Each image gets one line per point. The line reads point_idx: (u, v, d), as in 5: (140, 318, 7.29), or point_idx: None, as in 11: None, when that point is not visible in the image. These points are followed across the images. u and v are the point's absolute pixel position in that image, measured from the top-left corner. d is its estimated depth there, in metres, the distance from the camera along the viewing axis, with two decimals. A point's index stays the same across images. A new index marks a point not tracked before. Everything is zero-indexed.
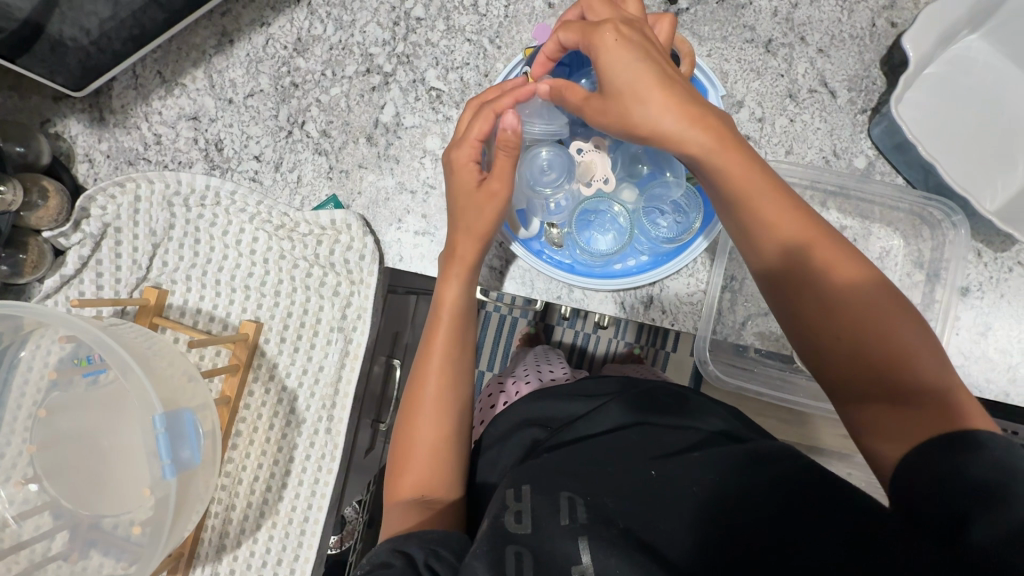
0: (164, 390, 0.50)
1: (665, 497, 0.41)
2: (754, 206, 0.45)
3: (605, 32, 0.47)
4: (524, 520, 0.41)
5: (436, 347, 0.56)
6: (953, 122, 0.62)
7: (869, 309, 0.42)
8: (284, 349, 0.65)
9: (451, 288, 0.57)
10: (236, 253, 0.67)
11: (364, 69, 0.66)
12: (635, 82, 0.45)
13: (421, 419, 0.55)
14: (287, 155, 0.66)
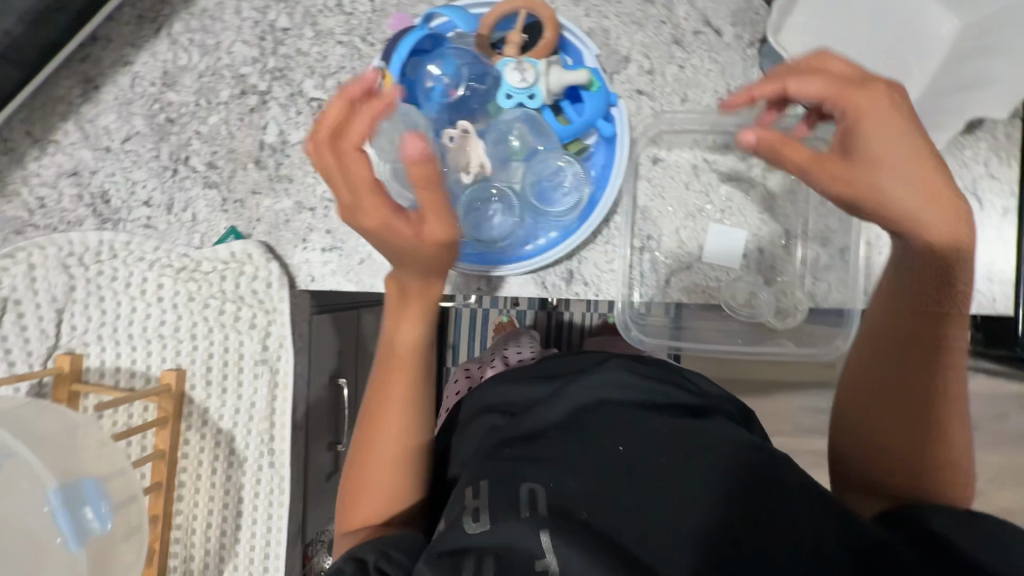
0: (61, 463, 0.48)
1: (632, 472, 0.42)
2: (916, 286, 0.46)
3: (881, 86, 0.42)
4: (478, 519, 0.40)
5: (393, 389, 0.54)
6: (844, 38, 0.61)
7: (952, 415, 0.47)
8: (211, 392, 0.63)
9: (405, 328, 0.53)
10: (144, 303, 0.63)
11: (238, 92, 0.63)
12: (904, 154, 0.41)
13: (382, 449, 0.53)
14: (177, 195, 0.63)
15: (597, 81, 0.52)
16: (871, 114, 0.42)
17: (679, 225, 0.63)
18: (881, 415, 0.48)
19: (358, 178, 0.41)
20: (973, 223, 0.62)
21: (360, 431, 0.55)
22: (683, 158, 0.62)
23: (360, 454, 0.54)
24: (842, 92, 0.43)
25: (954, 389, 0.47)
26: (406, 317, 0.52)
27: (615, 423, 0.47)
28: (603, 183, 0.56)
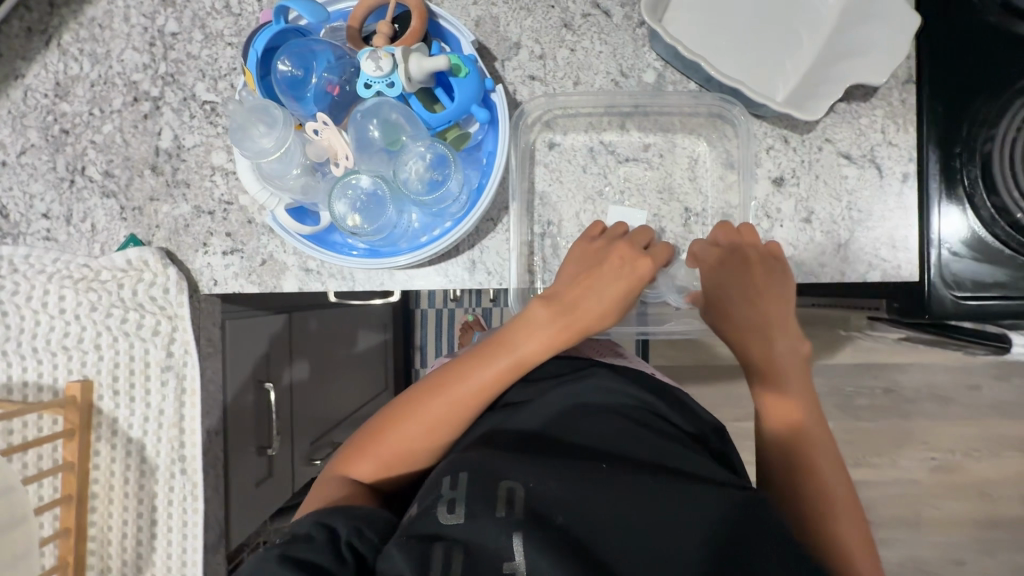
0: None
1: (616, 482, 0.43)
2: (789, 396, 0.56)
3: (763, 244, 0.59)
4: (456, 510, 0.41)
5: (477, 384, 0.52)
6: (730, 14, 0.60)
7: (834, 485, 0.51)
8: (119, 402, 0.63)
9: (531, 344, 0.53)
10: (47, 316, 0.63)
11: (131, 99, 0.63)
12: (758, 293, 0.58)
13: (423, 416, 0.52)
14: (75, 205, 0.63)
15: (465, 65, 0.50)
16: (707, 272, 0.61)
17: (578, 209, 0.63)
18: (786, 492, 0.52)
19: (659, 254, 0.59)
20: (874, 191, 0.61)
21: (418, 391, 0.53)
22: (579, 141, 0.62)
23: (401, 410, 0.53)
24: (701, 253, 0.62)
25: (826, 456, 0.53)
26: (537, 334, 0.53)
27: (605, 437, 0.48)
28: (488, 169, 0.55)
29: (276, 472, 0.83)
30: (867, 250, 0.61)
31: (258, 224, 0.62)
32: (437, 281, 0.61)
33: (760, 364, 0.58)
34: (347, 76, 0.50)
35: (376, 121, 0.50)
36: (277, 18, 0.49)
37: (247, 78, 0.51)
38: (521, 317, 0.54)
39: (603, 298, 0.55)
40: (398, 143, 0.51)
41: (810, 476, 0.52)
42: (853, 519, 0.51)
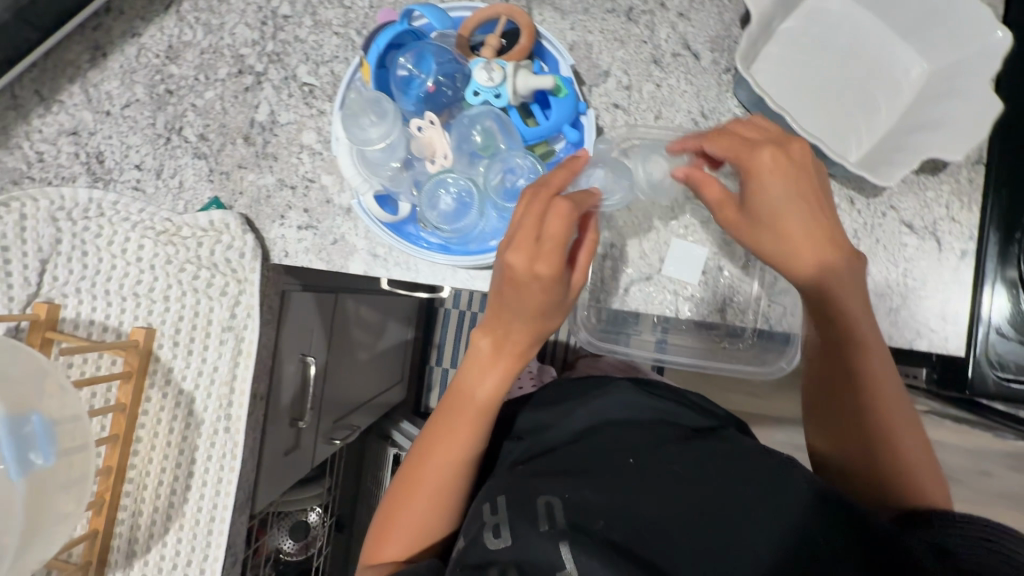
0: (13, 397, 0.51)
1: (640, 481, 0.50)
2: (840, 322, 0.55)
3: (763, 159, 0.52)
4: (501, 534, 0.47)
5: (456, 438, 0.58)
6: (815, 74, 0.63)
7: (898, 417, 0.55)
8: (178, 353, 0.65)
9: (487, 384, 0.58)
10: (123, 261, 0.66)
11: (236, 70, 0.66)
12: (779, 209, 0.53)
13: (427, 483, 0.58)
14: (167, 161, 0.66)
15: (565, 87, 0.54)
16: (763, 185, 0.53)
17: (642, 237, 0.64)
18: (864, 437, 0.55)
19: (552, 235, 0.46)
20: (932, 262, 0.63)
21: (409, 467, 0.59)
22: (651, 172, 0.64)
23: (404, 488, 0.59)
24: (738, 152, 0.53)
25: (886, 381, 0.55)
26: (488, 371, 0.57)
27: (626, 443, 0.56)
28: (570, 186, 0.57)
29: (301, 445, 0.86)
30: (917, 318, 0.63)
31: (336, 205, 0.65)
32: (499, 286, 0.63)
33: (818, 293, 0.54)
34: (455, 82, 0.52)
35: (477, 127, 0.54)
36: (399, 20, 0.52)
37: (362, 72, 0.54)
38: (467, 367, 0.59)
39: (530, 318, 0.52)
40: (491, 149, 0.55)
41: (875, 420, 0.55)
42: (919, 444, 0.55)
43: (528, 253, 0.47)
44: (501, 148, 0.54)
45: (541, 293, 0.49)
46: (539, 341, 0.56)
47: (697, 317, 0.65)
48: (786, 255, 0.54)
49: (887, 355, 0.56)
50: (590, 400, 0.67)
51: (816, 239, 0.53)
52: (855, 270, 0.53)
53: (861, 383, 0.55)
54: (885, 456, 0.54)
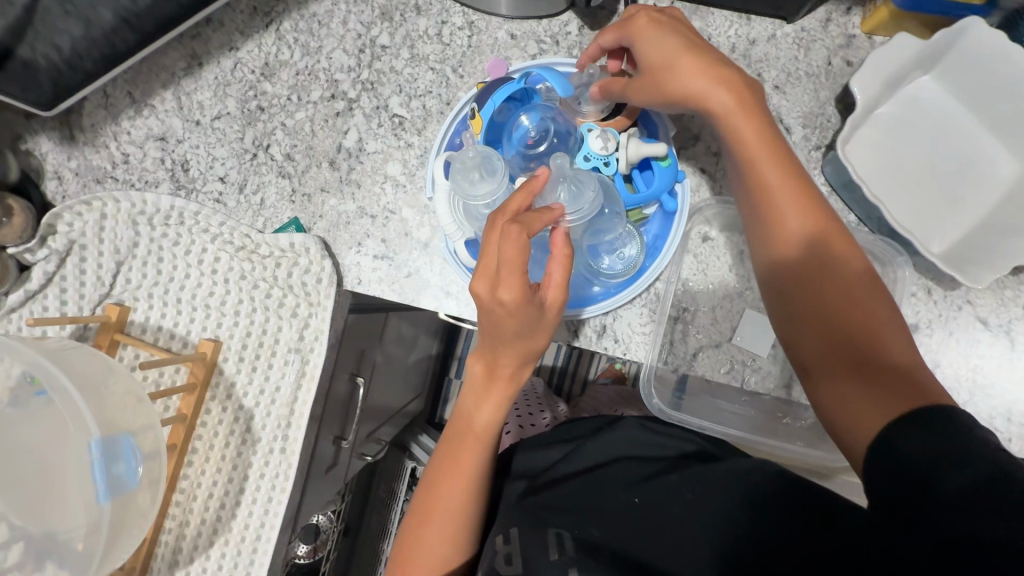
0: (104, 412, 0.52)
1: (641, 523, 0.56)
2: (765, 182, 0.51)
3: (639, 19, 0.54)
4: (513, 562, 0.56)
5: (459, 471, 0.59)
6: (904, 162, 0.63)
7: (848, 281, 0.49)
8: (241, 368, 0.67)
9: (485, 413, 0.57)
10: (198, 272, 0.67)
11: (328, 95, 0.67)
12: (668, 52, 0.51)
13: (439, 510, 0.60)
14: (251, 177, 0.66)
15: (670, 157, 0.57)
16: (648, 47, 0.53)
17: (716, 303, 0.65)
18: (816, 331, 0.49)
19: (511, 259, 0.46)
20: (1004, 362, 0.62)
21: (422, 497, 0.61)
22: (731, 241, 0.64)
23: (418, 516, 0.61)
24: (619, 32, 0.55)
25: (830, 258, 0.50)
26: (484, 399, 0.57)
27: (633, 483, 0.61)
28: (652, 253, 0.62)
29: (338, 462, 0.86)
30: (983, 416, 0.62)
31: (413, 238, 0.64)
32: (567, 337, 0.61)
33: (740, 143, 0.51)
34: (546, 134, 0.58)
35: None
36: (517, 80, 0.58)
37: (472, 123, 0.59)
38: (466, 394, 0.58)
39: (510, 341, 0.51)
40: None
41: (829, 304, 0.49)
42: (888, 319, 0.48)
43: (490, 278, 0.48)
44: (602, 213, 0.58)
45: (515, 320, 0.49)
46: (529, 363, 0.54)
47: (760, 389, 0.66)
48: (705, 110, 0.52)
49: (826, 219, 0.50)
50: (597, 435, 0.71)
51: (719, 80, 0.51)
52: (775, 139, 0.51)
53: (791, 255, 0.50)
54: (852, 349, 0.47)
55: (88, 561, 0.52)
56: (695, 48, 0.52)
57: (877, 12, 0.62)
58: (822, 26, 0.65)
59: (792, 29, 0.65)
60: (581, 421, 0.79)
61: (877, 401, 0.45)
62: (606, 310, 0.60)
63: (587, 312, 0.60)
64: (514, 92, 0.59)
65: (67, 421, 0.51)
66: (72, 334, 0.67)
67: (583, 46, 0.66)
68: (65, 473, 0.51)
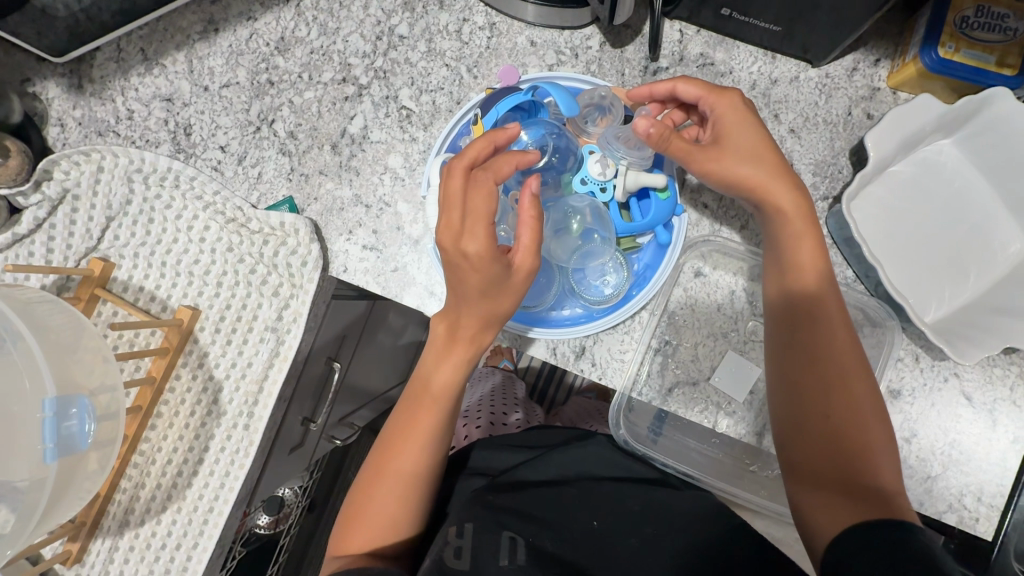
0: (63, 373, 0.52)
1: (595, 545, 0.56)
2: (799, 279, 0.53)
3: (731, 95, 0.54)
4: (462, 557, 0.54)
5: (418, 428, 0.59)
6: (911, 224, 0.62)
7: (854, 379, 0.51)
8: (216, 339, 0.66)
9: (446, 373, 0.57)
10: (186, 238, 0.66)
11: (340, 78, 0.66)
12: (750, 141, 0.53)
13: (393, 470, 0.58)
14: (252, 150, 0.66)
15: (670, 190, 0.58)
16: (733, 126, 0.54)
17: (700, 340, 0.63)
18: (827, 422, 0.50)
19: (474, 210, 0.47)
20: (982, 440, 0.60)
21: (374, 458, 0.60)
22: (724, 280, 0.63)
23: (374, 472, 0.59)
24: (708, 92, 0.55)
25: (847, 358, 0.52)
26: (445, 359, 0.56)
27: (593, 503, 0.61)
28: (640, 281, 0.61)
29: (305, 442, 0.86)
30: (953, 491, 0.60)
31: (405, 233, 0.64)
32: (542, 352, 0.60)
33: (784, 236, 0.53)
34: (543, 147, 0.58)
35: (574, 216, 0.58)
36: (527, 91, 0.59)
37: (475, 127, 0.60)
38: (428, 354, 0.58)
39: (476, 298, 0.51)
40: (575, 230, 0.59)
41: (835, 395, 0.51)
42: (881, 426, 0.50)
43: (455, 230, 0.48)
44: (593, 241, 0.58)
45: (477, 274, 0.49)
46: (493, 328, 0.54)
47: (736, 433, 0.64)
48: (759, 201, 0.54)
49: (845, 321, 0.53)
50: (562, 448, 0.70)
51: (782, 182, 0.53)
52: (816, 236, 0.53)
53: (812, 352, 0.52)
54: (844, 450, 0.49)
55: (26, 519, 0.51)
56: (768, 146, 0.54)
57: (905, 68, 0.60)
58: (847, 75, 0.63)
59: (816, 73, 0.64)
60: (549, 431, 0.78)
61: (861, 510, 0.46)
62: (554, 338, 0.59)
63: (533, 331, 0.59)
64: (522, 103, 0.60)
65: (28, 374, 0.52)
66: (53, 283, 0.67)
67: (602, 63, 0.65)
68: (27, 423, 0.52)
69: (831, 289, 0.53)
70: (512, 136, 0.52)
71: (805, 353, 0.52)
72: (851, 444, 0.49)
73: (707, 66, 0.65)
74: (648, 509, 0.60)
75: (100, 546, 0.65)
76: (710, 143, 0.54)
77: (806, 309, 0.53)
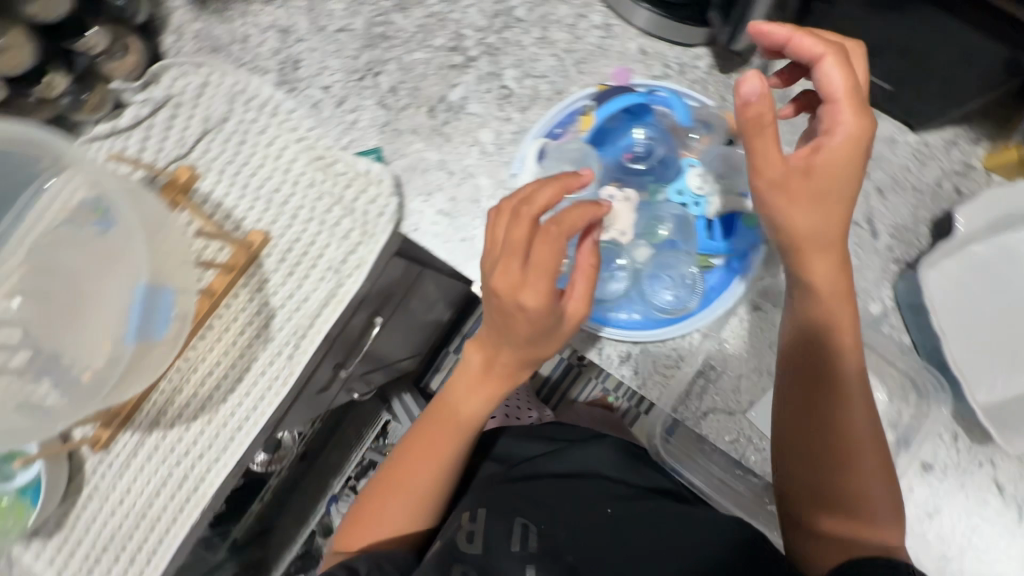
0: (159, 265, 0.58)
1: (610, 530, 0.61)
2: (831, 366, 0.55)
3: (864, 123, 0.50)
4: (474, 542, 0.59)
5: (439, 449, 0.62)
6: (979, 305, 0.62)
7: (870, 459, 0.53)
8: (279, 269, 0.67)
9: (474, 403, 0.61)
10: (273, 165, 0.68)
11: (450, 46, 0.68)
12: (835, 186, 0.51)
13: (410, 483, 0.62)
14: (352, 96, 0.68)
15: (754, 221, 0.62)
16: (830, 156, 0.50)
17: (743, 372, 0.63)
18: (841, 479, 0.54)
19: (539, 263, 0.49)
20: (1001, 532, 0.60)
21: (394, 467, 0.64)
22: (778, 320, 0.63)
23: (391, 480, 0.63)
24: (845, 103, 0.50)
25: (864, 443, 0.54)
26: (479, 389, 0.60)
27: (606, 493, 0.65)
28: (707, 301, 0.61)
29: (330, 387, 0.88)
30: None
31: (481, 207, 0.65)
32: (589, 350, 0.61)
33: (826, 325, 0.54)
34: (639, 151, 0.65)
35: (659, 223, 0.63)
36: (642, 94, 0.63)
37: (584, 118, 0.65)
38: (457, 380, 0.62)
39: (523, 343, 0.54)
40: (656, 236, 0.63)
41: (847, 461, 0.54)
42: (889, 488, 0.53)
43: (514, 283, 0.50)
44: (671, 248, 0.63)
45: (529, 323, 0.52)
46: (529, 366, 0.59)
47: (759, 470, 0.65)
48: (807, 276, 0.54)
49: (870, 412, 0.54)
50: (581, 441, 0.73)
51: (840, 267, 0.53)
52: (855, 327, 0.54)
53: (833, 423, 0.54)
54: (848, 501, 0.53)
55: (96, 391, 0.56)
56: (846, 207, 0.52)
57: (1006, 152, 0.62)
58: (943, 148, 0.64)
59: (914, 139, 0.64)
60: (568, 427, 0.78)
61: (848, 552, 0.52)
62: (609, 339, 0.60)
63: (605, 331, 0.60)
64: (631, 106, 0.64)
65: (129, 255, 0.58)
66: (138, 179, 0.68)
67: (707, 84, 0.66)
68: (119, 304, 0.58)
69: (862, 384, 0.55)
70: (584, 182, 0.54)
71: (823, 432, 0.54)
72: (854, 509, 0.53)
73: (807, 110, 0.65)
74: (665, 508, 0.63)
75: (127, 438, 0.67)
76: (797, 171, 0.50)
77: (833, 396, 0.54)
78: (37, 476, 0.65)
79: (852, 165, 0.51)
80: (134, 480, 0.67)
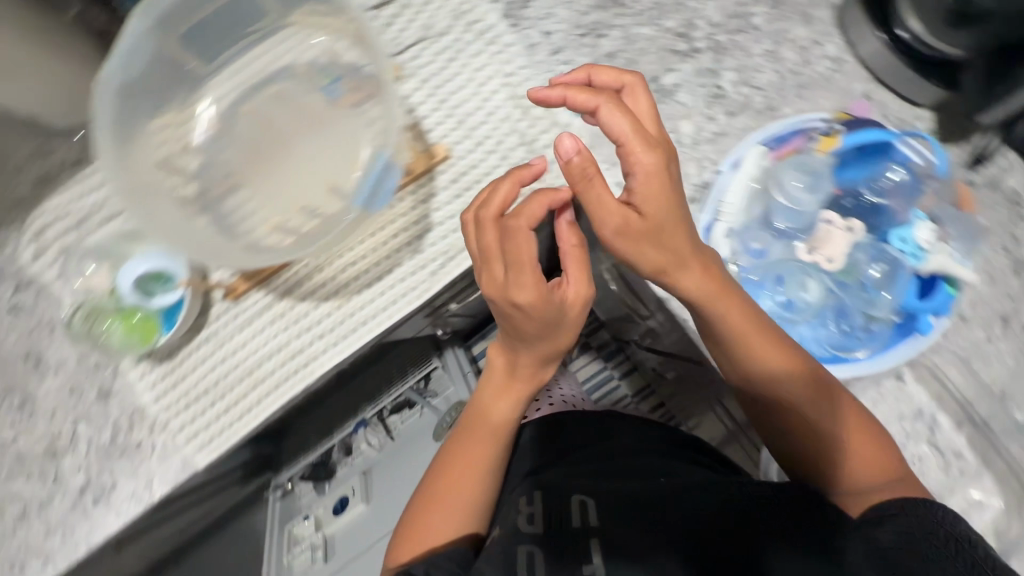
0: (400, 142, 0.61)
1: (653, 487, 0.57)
2: (799, 416, 0.55)
3: (617, 118, 0.49)
4: (535, 522, 0.55)
5: (478, 450, 0.63)
6: None
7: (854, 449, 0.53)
8: (448, 188, 0.68)
9: (502, 408, 0.63)
10: (474, 88, 0.69)
11: (679, 30, 0.69)
12: (667, 220, 0.49)
13: (458, 485, 0.62)
14: (569, 49, 0.69)
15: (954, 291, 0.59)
16: (644, 196, 0.49)
17: None
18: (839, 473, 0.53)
19: (516, 260, 0.51)
20: None
21: (434, 481, 0.63)
22: (919, 398, 0.62)
23: (435, 488, 0.63)
24: (633, 141, 0.49)
25: (838, 442, 0.53)
26: (505, 395, 0.63)
27: (664, 471, 0.61)
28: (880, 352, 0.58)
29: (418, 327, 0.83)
30: None
31: None
32: None
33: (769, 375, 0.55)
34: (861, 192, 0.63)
35: (860, 265, 0.61)
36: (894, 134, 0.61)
37: (825, 138, 0.62)
38: (484, 393, 0.64)
39: (540, 342, 0.56)
40: (850, 275, 0.61)
41: (835, 455, 0.53)
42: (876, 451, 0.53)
43: (501, 285, 0.52)
44: (862, 291, 0.60)
45: (534, 321, 0.53)
46: (551, 362, 0.61)
47: None
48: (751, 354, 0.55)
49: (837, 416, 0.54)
50: (626, 434, 0.71)
51: (733, 293, 0.54)
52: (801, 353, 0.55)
53: (813, 439, 0.54)
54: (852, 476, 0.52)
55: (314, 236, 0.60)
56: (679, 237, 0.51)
57: None
58: None
59: None
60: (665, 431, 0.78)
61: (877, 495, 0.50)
62: None
63: None
64: (876, 142, 0.62)
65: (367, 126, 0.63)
66: None
67: None
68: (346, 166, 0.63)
69: (837, 413, 0.54)
70: (536, 172, 0.57)
71: (817, 459, 0.54)
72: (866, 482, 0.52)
73: (1015, 206, 0.65)
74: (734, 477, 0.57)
75: (259, 296, 0.70)
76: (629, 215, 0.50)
77: (815, 434, 0.54)
78: (180, 298, 0.68)
79: (668, 206, 0.49)
80: (258, 335, 0.69)
